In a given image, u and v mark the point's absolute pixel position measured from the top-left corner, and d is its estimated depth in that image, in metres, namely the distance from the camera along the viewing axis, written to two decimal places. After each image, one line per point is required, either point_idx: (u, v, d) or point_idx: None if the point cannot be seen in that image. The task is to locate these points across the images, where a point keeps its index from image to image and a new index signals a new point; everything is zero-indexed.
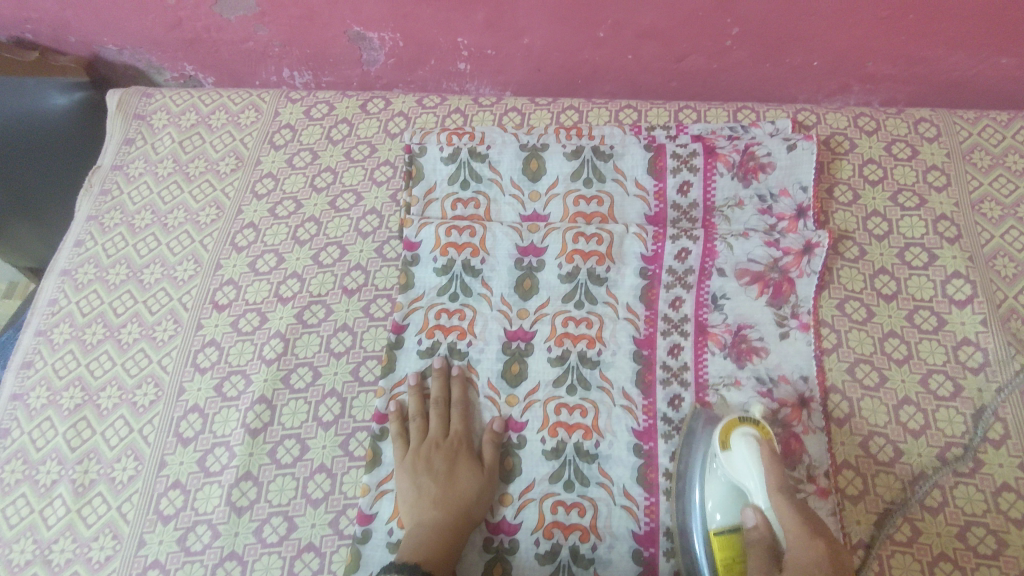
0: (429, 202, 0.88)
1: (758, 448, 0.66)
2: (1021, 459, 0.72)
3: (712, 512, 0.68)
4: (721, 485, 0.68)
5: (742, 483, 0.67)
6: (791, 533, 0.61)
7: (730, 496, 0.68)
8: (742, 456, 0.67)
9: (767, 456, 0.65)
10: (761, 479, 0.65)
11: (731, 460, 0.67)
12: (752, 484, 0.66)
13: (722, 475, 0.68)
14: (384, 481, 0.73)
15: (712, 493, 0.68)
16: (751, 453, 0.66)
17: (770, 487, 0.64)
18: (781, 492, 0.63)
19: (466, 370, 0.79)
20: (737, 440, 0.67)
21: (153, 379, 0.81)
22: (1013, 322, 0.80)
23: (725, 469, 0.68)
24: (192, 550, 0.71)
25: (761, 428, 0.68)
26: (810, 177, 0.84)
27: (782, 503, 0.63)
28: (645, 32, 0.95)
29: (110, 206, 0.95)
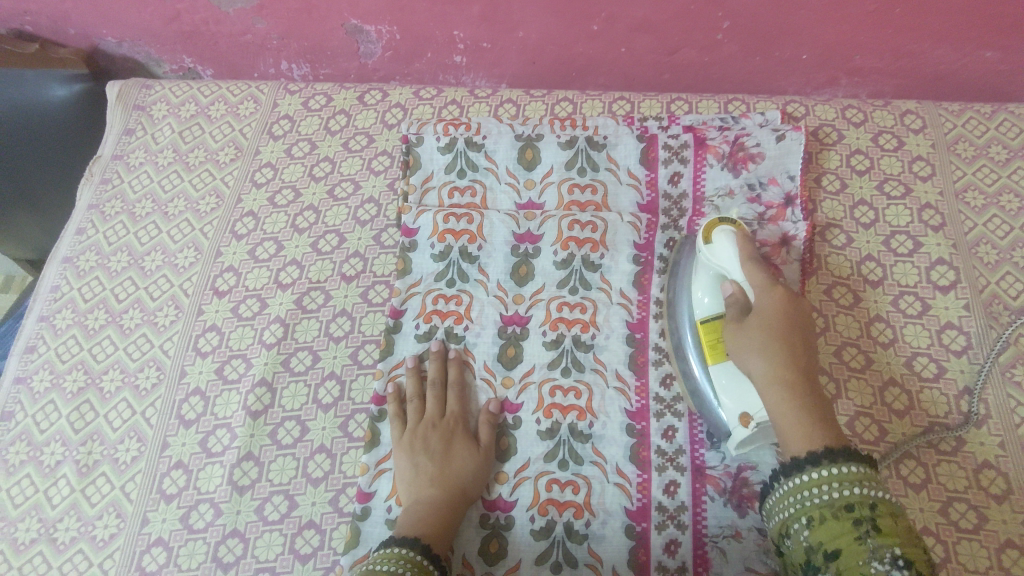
0: (426, 190, 0.89)
1: (736, 235, 0.73)
2: (1001, 437, 0.75)
3: (700, 299, 0.75)
4: (705, 275, 0.75)
5: (721, 266, 0.74)
6: (759, 289, 0.69)
7: (714, 283, 0.75)
8: (721, 245, 0.73)
9: (742, 240, 0.73)
10: (737, 257, 0.72)
11: (711, 249, 0.74)
12: (729, 263, 0.73)
13: (706, 265, 0.75)
14: (382, 461, 0.75)
15: (699, 282, 0.76)
16: (730, 241, 0.73)
17: (745, 260, 0.71)
18: (751, 261, 0.71)
19: (463, 353, 0.81)
20: (716, 232, 0.74)
21: (155, 363, 0.83)
22: (995, 306, 0.82)
23: (706, 259, 0.75)
24: (195, 528, 0.73)
25: (737, 224, 0.75)
26: (799, 167, 0.86)
27: (752, 269, 0.71)
28: (638, 25, 0.97)
29: (111, 195, 0.96)
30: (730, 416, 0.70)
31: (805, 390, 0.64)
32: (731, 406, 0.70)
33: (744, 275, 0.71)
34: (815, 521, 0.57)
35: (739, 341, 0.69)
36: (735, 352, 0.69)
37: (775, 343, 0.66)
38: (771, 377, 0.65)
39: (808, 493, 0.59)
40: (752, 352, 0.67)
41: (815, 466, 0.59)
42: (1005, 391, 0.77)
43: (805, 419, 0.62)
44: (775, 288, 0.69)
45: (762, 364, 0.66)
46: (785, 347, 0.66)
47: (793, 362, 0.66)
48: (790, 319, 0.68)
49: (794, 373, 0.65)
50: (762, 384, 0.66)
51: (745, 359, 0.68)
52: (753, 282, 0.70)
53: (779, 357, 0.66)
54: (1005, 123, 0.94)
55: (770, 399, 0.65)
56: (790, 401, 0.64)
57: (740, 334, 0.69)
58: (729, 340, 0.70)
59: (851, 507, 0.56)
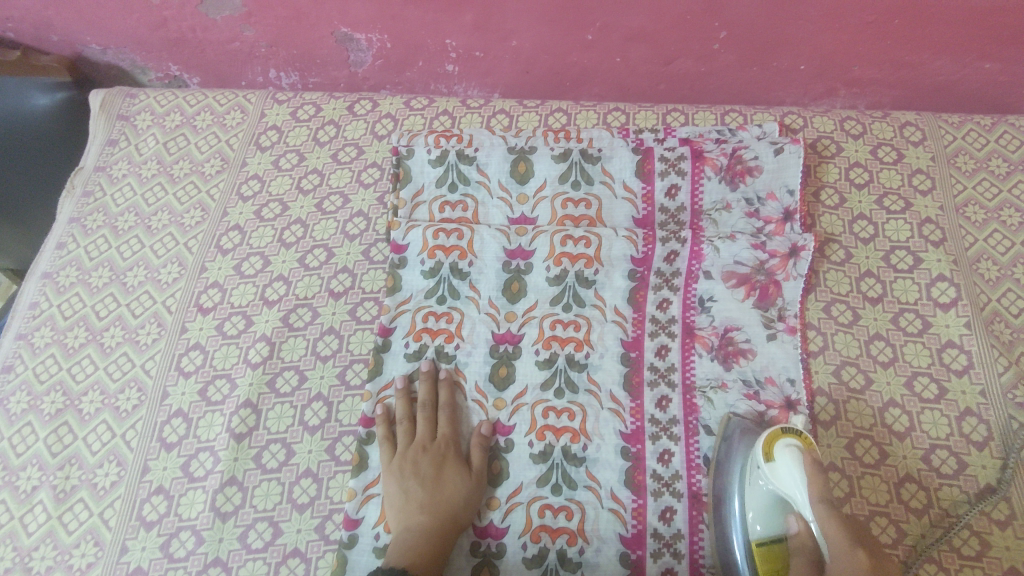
0: (417, 204, 0.87)
1: (802, 458, 0.63)
2: (1004, 460, 0.73)
3: (754, 523, 0.65)
4: (764, 498, 0.66)
5: (788, 495, 0.64)
6: (835, 550, 0.58)
7: (773, 504, 0.66)
8: (786, 467, 0.64)
9: (812, 467, 0.63)
10: (807, 492, 0.62)
11: (775, 472, 0.64)
12: (799, 497, 0.63)
13: (765, 485, 0.65)
14: (370, 486, 0.73)
15: (753, 502, 0.66)
16: (796, 463, 0.63)
17: (818, 503, 0.61)
18: (828, 506, 0.60)
19: (454, 373, 0.79)
20: (779, 451, 0.64)
21: (136, 384, 0.80)
22: (996, 325, 0.81)
23: (767, 481, 0.65)
24: (176, 557, 0.70)
25: (803, 436, 0.65)
26: (798, 181, 0.84)
27: (829, 522, 0.59)
28: (633, 35, 0.95)
29: (93, 207, 0.94)
30: None
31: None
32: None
33: (817, 520, 0.61)
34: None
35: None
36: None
37: None
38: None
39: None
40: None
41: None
42: (1007, 412, 0.75)
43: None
44: (858, 552, 0.57)
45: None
46: None
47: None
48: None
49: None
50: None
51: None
52: (828, 538, 0.59)
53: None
54: (1005, 135, 0.93)
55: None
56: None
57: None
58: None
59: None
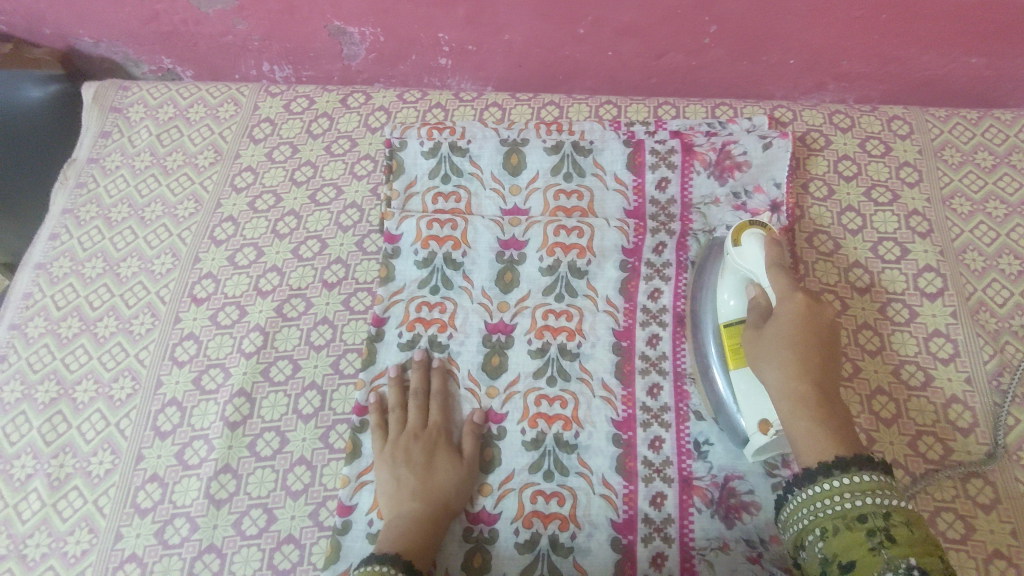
0: (410, 195, 0.88)
1: (764, 238, 0.72)
2: (989, 446, 0.74)
3: (727, 301, 0.74)
4: (734, 278, 0.74)
5: (748, 269, 0.72)
6: (780, 293, 0.68)
7: (741, 285, 0.74)
8: (751, 248, 0.72)
9: (772, 245, 0.71)
10: (765, 263, 0.70)
11: (741, 252, 0.73)
12: (756, 267, 0.71)
13: (734, 268, 0.74)
14: (363, 473, 0.73)
15: (726, 285, 0.75)
16: (759, 244, 0.72)
17: (773, 266, 0.70)
18: (779, 267, 0.70)
19: (447, 362, 0.80)
20: (746, 236, 0.73)
21: (130, 373, 0.80)
22: (982, 314, 0.82)
23: (734, 261, 0.74)
24: (170, 543, 0.71)
25: (767, 228, 0.74)
26: (784, 175, 0.86)
27: (777, 274, 0.69)
28: (624, 29, 0.96)
29: (86, 199, 0.94)
30: (748, 421, 0.70)
31: (819, 403, 0.64)
32: (751, 413, 0.69)
33: (770, 280, 0.70)
34: (828, 533, 0.58)
35: (756, 348, 0.68)
36: (753, 360, 0.69)
37: (790, 354, 0.65)
38: (784, 386, 0.65)
39: (825, 504, 0.59)
40: (767, 361, 0.67)
41: (829, 476, 0.60)
42: (992, 399, 0.77)
43: (818, 431, 0.62)
44: (796, 293, 0.67)
45: (779, 371, 0.65)
46: (803, 362, 0.65)
47: (807, 372, 0.65)
48: (809, 324, 0.66)
49: (809, 381, 0.64)
50: (776, 397, 0.66)
51: (762, 367, 0.67)
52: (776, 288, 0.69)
53: (796, 364, 0.65)
54: (991, 129, 0.94)
55: (783, 409, 0.65)
56: (802, 413, 0.63)
57: (758, 339, 0.68)
58: (750, 345, 0.69)
59: (861, 519, 0.57)
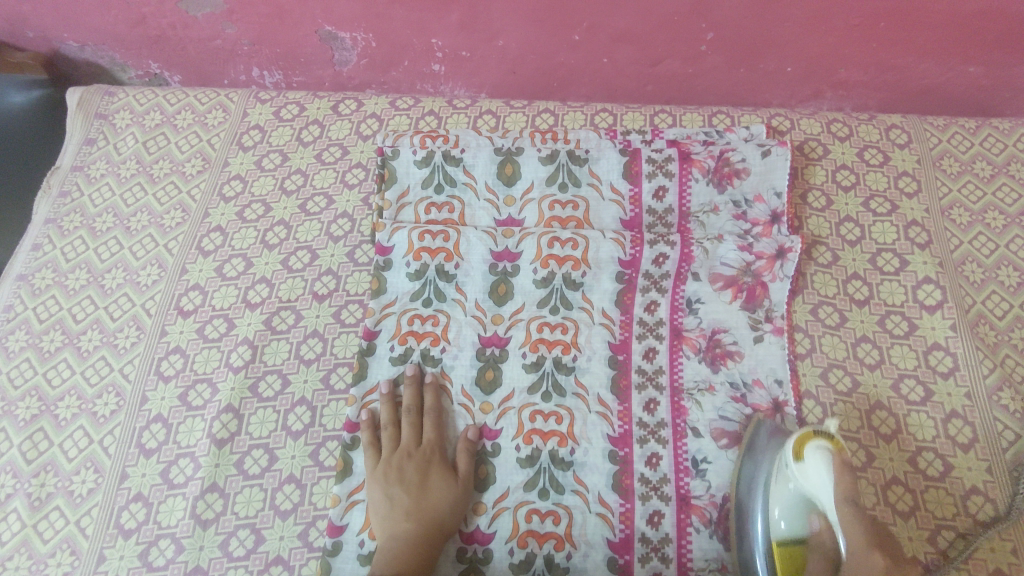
0: (402, 205, 0.86)
1: (832, 459, 0.64)
2: (988, 462, 0.73)
3: (777, 520, 0.67)
4: (788, 493, 0.67)
5: (812, 491, 0.65)
6: (856, 546, 0.62)
7: (797, 504, 0.66)
8: (816, 468, 0.65)
9: (841, 468, 0.64)
10: (834, 493, 0.63)
11: (805, 471, 0.65)
12: (824, 497, 0.65)
13: (792, 485, 0.66)
14: (354, 492, 0.72)
15: (778, 500, 0.67)
16: (827, 464, 0.64)
17: (843, 502, 0.63)
18: (851, 505, 0.63)
19: (439, 377, 0.78)
20: (810, 451, 0.65)
21: (114, 389, 0.78)
22: (981, 327, 0.81)
23: (796, 477, 0.66)
24: (155, 566, 0.69)
25: (835, 440, 0.66)
26: (784, 183, 0.84)
27: (853, 520, 0.62)
28: (620, 36, 0.95)
29: (70, 208, 0.92)
30: None
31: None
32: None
33: (842, 520, 0.63)
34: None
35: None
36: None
37: None
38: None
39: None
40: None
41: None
42: (992, 414, 0.76)
43: None
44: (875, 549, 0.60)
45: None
46: None
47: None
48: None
49: None
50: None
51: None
52: (849, 533, 0.62)
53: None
54: (989, 138, 0.93)
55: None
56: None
57: None
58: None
59: None
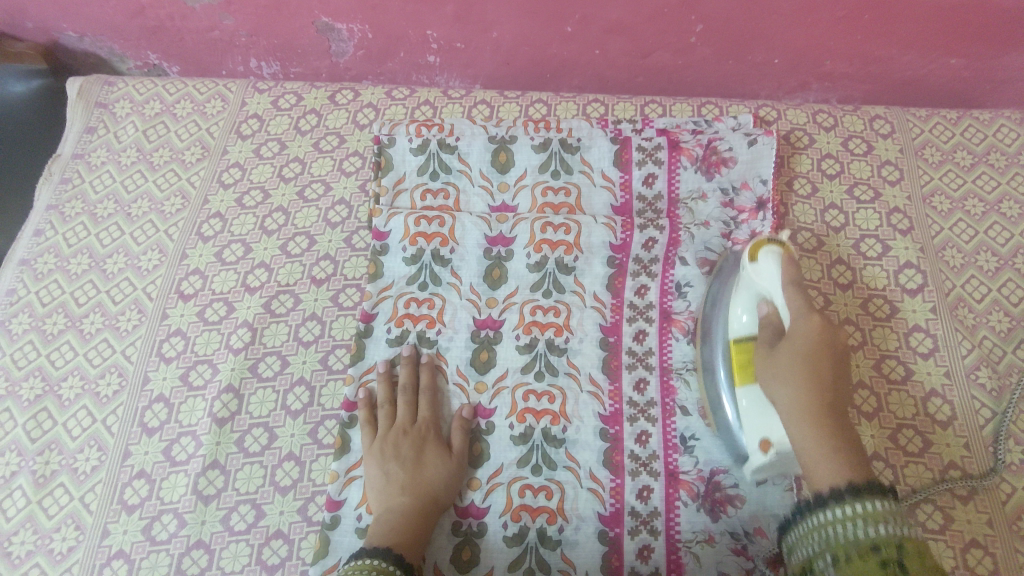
0: (398, 192, 0.88)
1: (781, 258, 0.71)
2: (966, 439, 0.76)
3: (738, 316, 0.73)
4: (747, 293, 0.73)
5: (764, 287, 0.72)
6: (795, 313, 0.68)
7: (754, 300, 0.73)
8: (766, 266, 0.71)
9: (787, 263, 0.71)
10: (782, 281, 0.70)
11: (757, 270, 0.72)
12: (772, 287, 0.71)
13: (748, 286, 0.73)
14: (352, 468, 0.74)
15: (738, 299, 0.74)
16: (775, 263, 0.71)
17: (789, 287, 0.69)
18: (795, 287, 0.69)
19: (435, 357, 0.80)
20: (763, 254, 0.72)
21: (116, 369, 0.80)
22: (961, 310, 0.84)
23: (749, 277, 0.73)
24: (158, 539, 0.70)
25: (785, 245, 0.73)
26: (770, 171, 0.87)
27: (795, 295, 0.69)
28: (612, 27, 0.97)
29: (71, 195, 0.93)
30: (750, 441, 0.70)
31: (830, 416, 0.63)
32: (753, 432, 0.70)
33: (787, 300, 0.69)
34: (841, 561, 0.53)
35: (770, 364, 0.68)
36: (766, 377, 0.68)
37: (806, 376, 0.64)
38: (796, 401, 0.64)
39: (841, 529, 0.55)
40: (782, 379, 0.66)
41: (840, 503, 0.56)
42: (970, 393, 0.78)
43: (826, 447, 0.61)
44: (811, 314, 0.67)
45: (790, 394, 0.65)
46: (817, 379, 0.64)
47: (818, 387, 0.64)
48: (823, 347, 0.66)
49: (819, 408, 0.64)
50: (786, 416, 0.65)
51: (772, 384, 0.67)
52: (790, 306, 0.69)
53: (807, 390, 0.64)
54: (970, 129, 0.96)
55: (795, 427, 0.64)
56: (807, 426, 0.63)
57: (770, 358, 0.68)
58: (762, 364, 0.69)
59: (876, 547, 0.52)
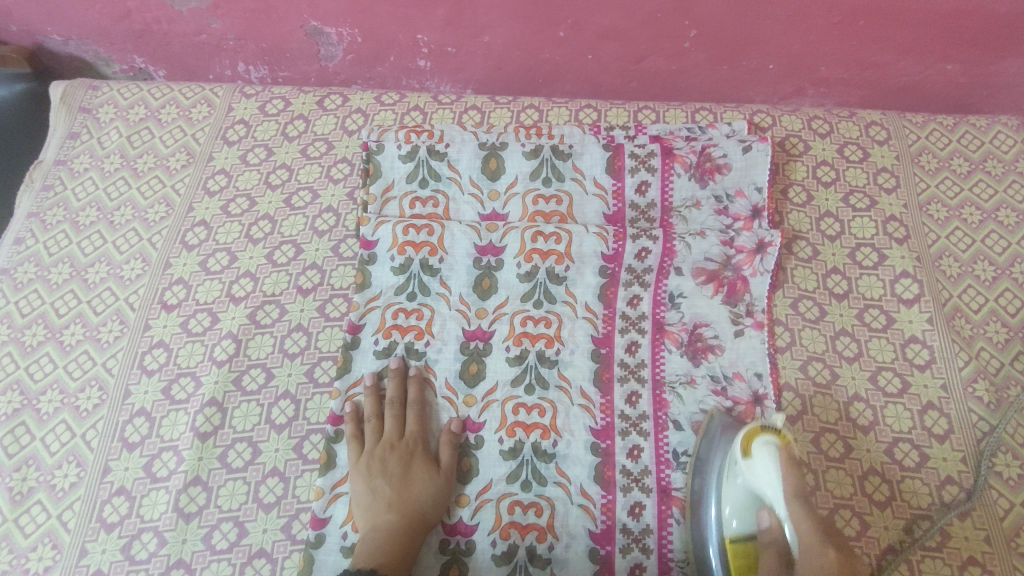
0: (387, 200, 0.86)
1: (778, 454, 0.67)
2: (963, 453, 0.75)
3: (729, 516, 0.69)
4: (738, 489, 0.70)
5: (761, 487, 0.68)
6: (805, 540, 0.62)
7: (748, 500, 0.69)
8: (763, 466, 0.67)
9: (787, 465, 0.66)
10: (779, 487, 0.66)
11: (752, 467, 0.68)
12: (771, 493, 0.67)
13: (740, 479, 0.69)
14: (338, 485, 0.72)
15: (730, 496, 0.70)
16: (771, 459, 0.67)
17: (790, 499, 0.65)
18: (798, 500, 0.65)
19: (423, 370, 0.78)
20: (757, 448, 0.68)
21: (97, 382, 0.78)
22: (957, 321, 0.82)
23: (745, 475, 0.69)
24: (137, 559, 0.69)
25: (783, 436, 0.68)
26: (765, 178, 0.85)
27: (798, 512, 0.64)
28: (605, 32, 0.96)
29: (52, 202, 0.91)
30: None
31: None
32: None
33: (787, 513, 0.65)
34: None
35: None
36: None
37: None
38: None
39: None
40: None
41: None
42: (967, 406, 0.77)
43: None
44: (825, 542, 0.62)
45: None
46: None
47: None
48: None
49: None
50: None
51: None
52: (795, 528, 0.64)
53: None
54: (967, 135, 0.95)
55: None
56: None
57: None
58: None
59: None
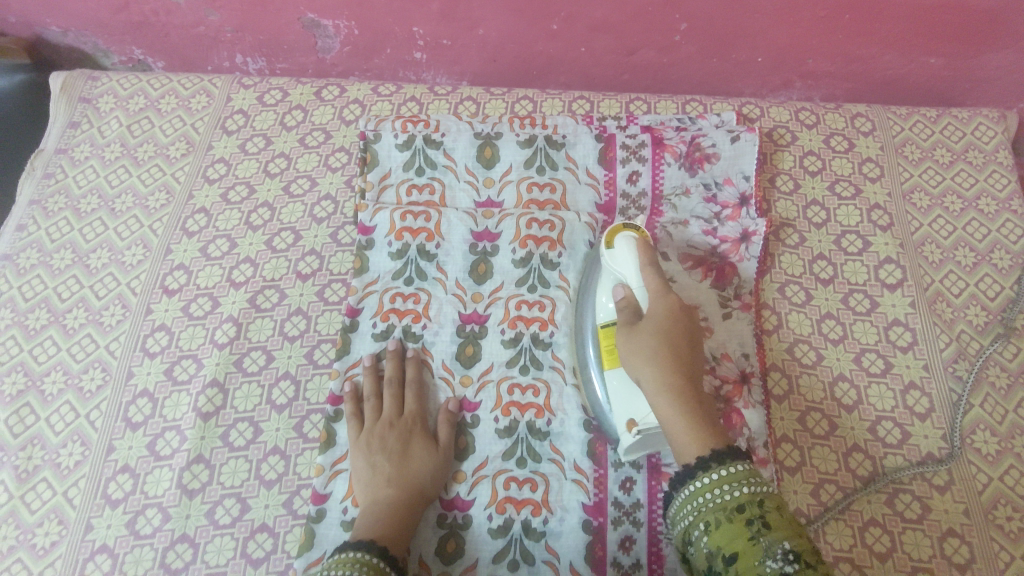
0: (384, 187, 0.88)
1: (635, 241, 0.74)
2: (945, 430, 0.77)
3: (603, 305, 0.75)
4: (608, 281, 0.75)
5: (620, 271, 0.74)
6: (651, 293, 0.71)
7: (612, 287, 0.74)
8: (621, 250, 0.74)
9: (641, 247, 0.73)
10: (635, 264, 0.72)
11: (614, 257, 0.74)
12: (628, 270, 0.73)
13: (608, 273, 0.75)
14: (338, 462, 0.74)
15: (602, 288, 0.76)
16: (629, 247, 0.73)
17: (642, 265, 0.72)
18: (652, 267, 0.72)
19: (421, 352, 0.80)
20: (618, 239, 0.74)
21: (100, 364, 0.80)
22: (940, 304, 0.85)
23: (607, 263, 0.75)
24: (142, 534, 0.70)
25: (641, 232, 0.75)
26: (753, 167, 0.88)
27: (649, 273, 0.71)
28: (597, 25, 0.98)
29: (54, 190, 0.93)
30: (618, 421, 0.71)
31: (680, 373, 0.66)
32: (620, 412, 0.70)
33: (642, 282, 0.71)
34: (711, 526, 0.57)
35: (630, 345, 0.69)
36: (626, 358, 0.69)
37: (665, 347, 0.67)
38: (656, 382, 0.66)
39: (704, 498, 0.59)
40: (643, 357, 0.67)
41: (706, 470, 0.60)
42: (947, 385, 0.80)
43: (692, 422, 0.63)
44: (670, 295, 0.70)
45: (652, 372, 0.66)
46: (674, 357, 0.67)
47: (677, 363, 0.67)
48: (678, 323, 0.69)
49: (682, 379, 0.66)
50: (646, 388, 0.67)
51: (628, 361, 0.69)
52: (648, 289, 0.71)
53: (666, 359, 0.66)
54: (949, 127, 0.98)
55: (657, 403, 0.65)
56: (673, 398, 0.65)
57: (631, 340, 0.69)
58: (624, 343, 0.70)
59: (741, 508, 0.57)
